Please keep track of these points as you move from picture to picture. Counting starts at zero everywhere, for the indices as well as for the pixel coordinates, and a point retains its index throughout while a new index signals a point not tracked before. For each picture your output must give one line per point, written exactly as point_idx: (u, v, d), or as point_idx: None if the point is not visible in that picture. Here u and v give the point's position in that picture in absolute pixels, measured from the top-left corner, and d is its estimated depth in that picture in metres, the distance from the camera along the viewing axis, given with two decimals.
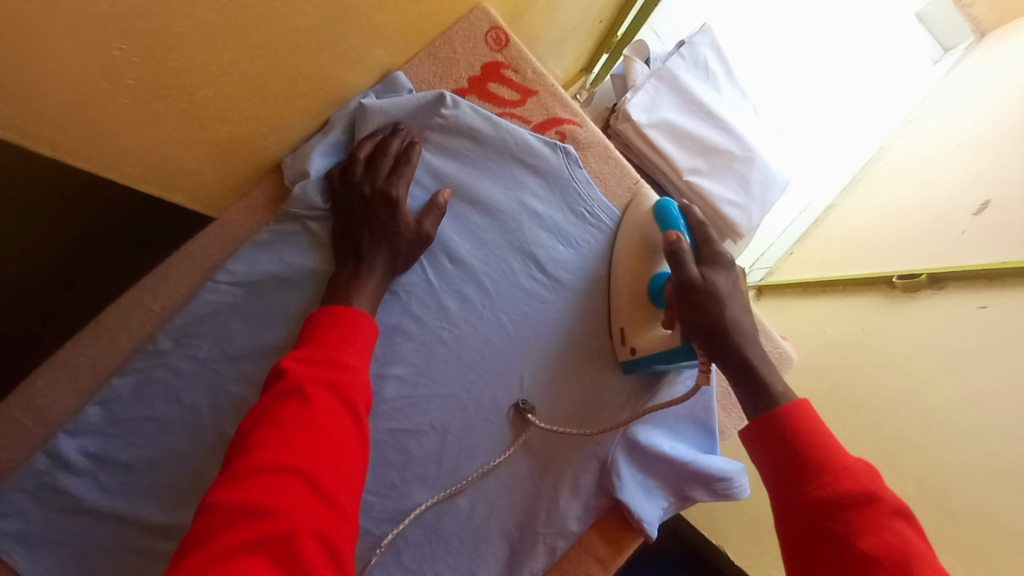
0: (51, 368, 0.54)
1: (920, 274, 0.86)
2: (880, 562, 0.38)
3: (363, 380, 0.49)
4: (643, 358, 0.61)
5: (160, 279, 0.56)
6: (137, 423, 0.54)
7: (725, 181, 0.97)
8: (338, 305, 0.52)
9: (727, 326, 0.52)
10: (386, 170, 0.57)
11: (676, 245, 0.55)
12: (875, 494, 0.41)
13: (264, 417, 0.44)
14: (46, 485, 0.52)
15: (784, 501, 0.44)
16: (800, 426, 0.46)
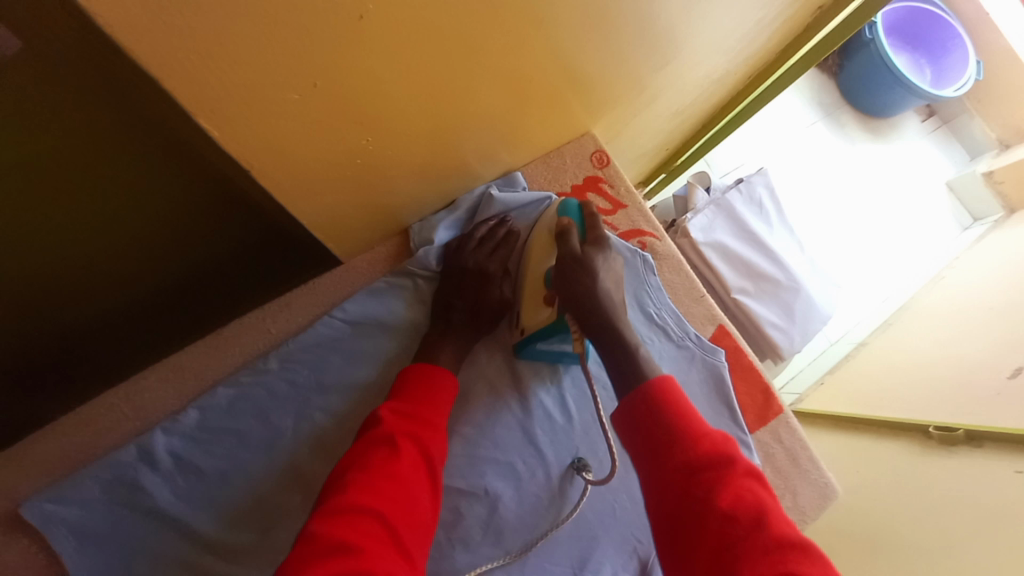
0: (164, 367, 0.59)
1: (957, 428, 0.89)
2: (737, 518, 0.42)
3: (439, 437, 0.53)
4: (530, 337, 0.64)
5: (282, 306, 0.63)
6: (223, 434, 0.57)
7: (770, 306, 1.06)
8: (426, 363, 0.58)
9: (592, 297, 0.57)
10: (485, 250, 0.66)
11: (566, 228, 0.60)
12: (721, 457, 0.46)
13: (357, 459, 0.48)
14: (123, 480, 0.54)
15: (650, 471, 0.48)
16: (660, 402, 0.50)
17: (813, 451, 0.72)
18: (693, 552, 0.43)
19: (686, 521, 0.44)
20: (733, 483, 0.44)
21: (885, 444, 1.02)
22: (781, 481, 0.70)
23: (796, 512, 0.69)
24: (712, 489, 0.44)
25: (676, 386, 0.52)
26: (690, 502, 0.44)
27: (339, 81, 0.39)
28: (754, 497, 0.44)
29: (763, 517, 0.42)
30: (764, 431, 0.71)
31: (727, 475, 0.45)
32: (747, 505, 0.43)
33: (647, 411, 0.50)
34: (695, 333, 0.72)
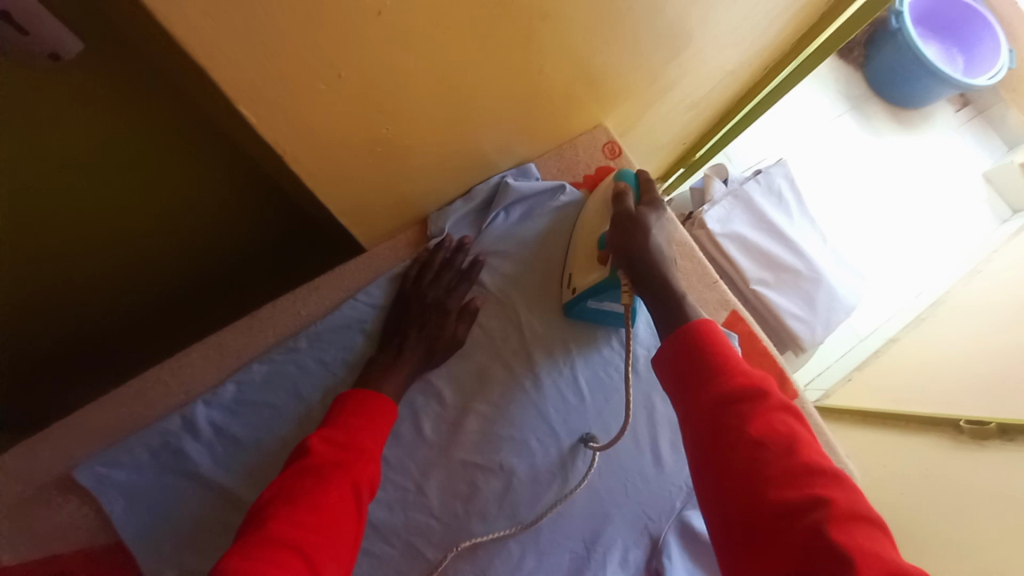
0: (206, 345, 0.63)
1: (990, 422, 0.86)
2: (769, 445, 0.42)
3: (371, 467, 0.52)
4: (580, 295, 0.67)
5: (311, 290, 0.66)
6: (258, 407, 0.62)
7: (790, 297, 1.05)
8: (365, 390, 0.57)
9: (647, 249, 0.58)
10: (445, 283, 0.66)
11: (623, 190, 0.64)
12: (764, 388, 0.45)
13: (282, 491, 0.47)
14: (170, 446, 0.59)
15: (688, 403, 0.47)
16: (702, 338, 0.50)
17: (830, 436, 0.72)
18: (718, 472, 0.43)
19: (716, 442, 0.44)
20: (767, 415, 0.44)
21: (914, 440, 0.99)
22: None
23: None
24: (745, 416, 0.44)
25: (715, 327, 0.52)
26: (723, 426, 0.44)
27: (364, 69, 0.42)
28: (787, 428, 0.43)
29: (795, 446, 0.42)
30: None
31: (761, 406, 0.44)
32: (780, 434, 0.43)
33: (685, 343, 0.50)
34: (706, 318, 0.73)
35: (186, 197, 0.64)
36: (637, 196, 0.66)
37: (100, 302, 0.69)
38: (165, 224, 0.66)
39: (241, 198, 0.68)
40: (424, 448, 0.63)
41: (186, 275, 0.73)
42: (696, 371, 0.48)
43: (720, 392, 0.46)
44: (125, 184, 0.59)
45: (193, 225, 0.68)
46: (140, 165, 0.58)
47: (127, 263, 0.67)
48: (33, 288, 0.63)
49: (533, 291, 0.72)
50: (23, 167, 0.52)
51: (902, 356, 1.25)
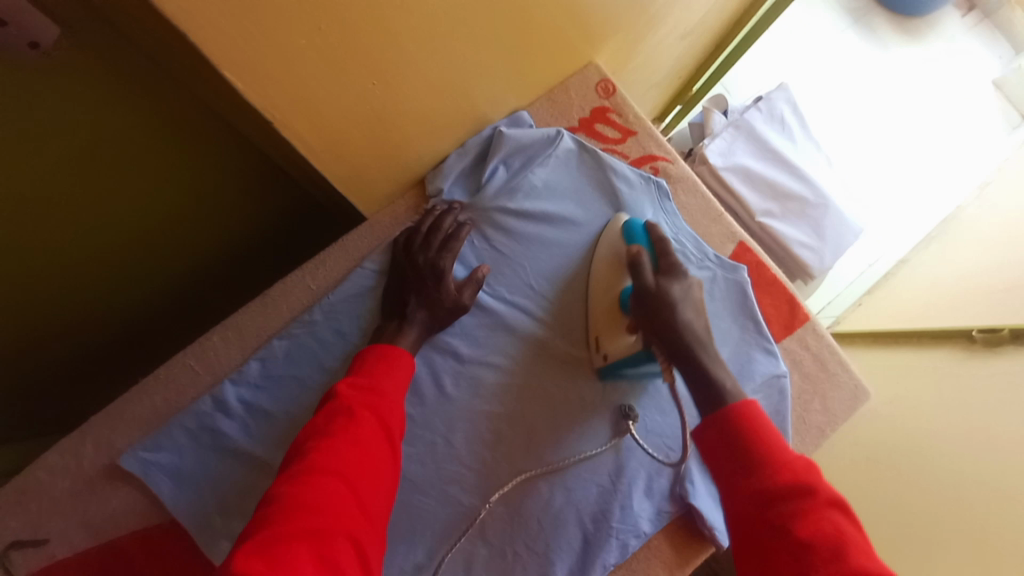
0: (224, 328, 0.65)
1: (1002, 329, 0.88)
2: (815, 547, 0.40)
3: (396, 409, 0.55)
4: (614, 363, 0.65)
5: (318, 264, 0.67)
6: (285, 381, 0.64)
7: (797, 225, 1.03)
8: (382, 345, 0.59)
9: (675, 329, 0.57)
10: (437, 244, 0.65)
11: (636, 257, 0.62)
12: (809, 485, 0.44)
13: (316, 431, 0.50)
14: (206, 425, 0.62)
15: (732, 499, 0.47)
16: (740, 425, 0.50)
17: (841, 355, 0.73)
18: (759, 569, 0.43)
19: (755, 532, 0.44)
20: (813, 513, 0.42)
21: (926, 355, 1.02)
22: (810, 387, 0.71)
23: (826, 414, 0.70)
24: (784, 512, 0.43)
25: (757, 409, 0.51)
26: (764, 524, 0.44)
27: (345, 21, 0.41)
28: (836, 528, 0.41)
29: (845, 548, 0.40)
30: (791, 340, 0.72)
31: (809, 504, 0.43)
32: (829, 533, 0.40)
33: (726, 433, 0.50)
34: (714, 253, 0.72)
35: (183, 178, 0.64)
36: (653, 257, 0.64)
37: (117, 296, 0.70)
38: (170, 214, 0.67)
39: (236, 176, 0.68)
40: (448, 404, 0.66)
41: (195, 263, 0.75)
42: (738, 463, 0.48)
43: (758, 487, 0.46)
44: (120, 170, 0.58)
45: (194, 213, 0.69)
46: (133, 151, 0.57)
47: (135, 253, 0.68)
48: (53, 296, 0.64)
49: (535, 244, 0.70)
50: (22, 174, 0.52)
51: (913, 279, 1.26)
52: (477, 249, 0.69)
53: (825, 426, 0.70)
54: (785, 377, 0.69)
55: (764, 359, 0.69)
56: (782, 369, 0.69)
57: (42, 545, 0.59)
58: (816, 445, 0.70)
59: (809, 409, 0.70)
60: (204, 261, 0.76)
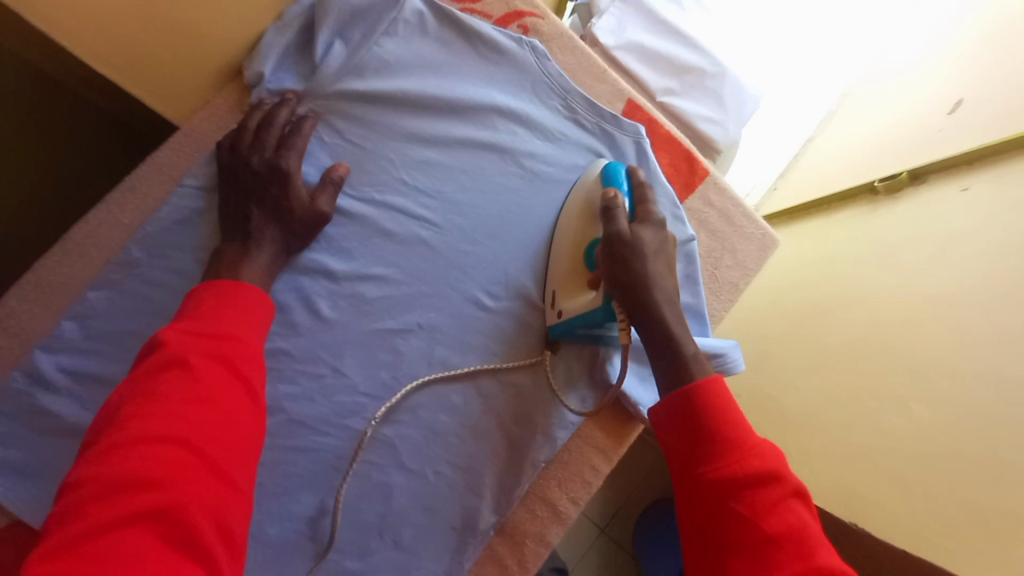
0: (21, 287, 0.52)
1: (901, 173, 0.92)
2: (781, 544, 0.38)
3: (257, 356, 0.45)
4: (566, 323, 0.58)
5: (127, 191, 0.54)
6: (114, 338, 0.52)
7: (698, 100, 0.98)
8: (225, 280, 0.48)
9: (643, 283, 0.50)
10: (274, 142, 0.54)
11: (611, 201, 0.53)
12: (778, 474, 0.41)
13: (141, 390, 0.39)
14: (24, 406, 0.50)
15: (686, 485, 0.43)
16: (707, 413, 0.44)
17: (745, 206, 0.70)
18: (705, 504, 0.42)
19: (710, 488, 0.42)
20: (780, 503, 0.39)
21: (837, 217, 1.03)
22: (719, 244, 0.68)
23: (739, 269, 0.68)
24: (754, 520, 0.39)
25: (722, 384, 0.46)
26: (723, 509, 0.40)
27: None
28: (798, 517, 0.39)
29: (807, 542, 0.38)
30: (693, 199, 0.68)
31: (775, 492, 0.40)
32: (792, 525, 0.38)
33: (692, 408, 0.45)
34: (609, 114, 0.66)
35: None
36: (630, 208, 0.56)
37: None
38: None
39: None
40: (330, 329, 0.57)
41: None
42: (699, 450, 0.44)
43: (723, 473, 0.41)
44: None
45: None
46: None
47: None
48: None
49: (402, 131, 0.60)
50: None
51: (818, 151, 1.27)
52: (329, 146, 0.58)
53: (741, 280, 0.67)
54: (693, 241, 0.64)
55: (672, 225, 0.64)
56: (689, 233, 0.64)
57: None
58: (731, 302, 0.67)
59: (719, 266, 0.67)
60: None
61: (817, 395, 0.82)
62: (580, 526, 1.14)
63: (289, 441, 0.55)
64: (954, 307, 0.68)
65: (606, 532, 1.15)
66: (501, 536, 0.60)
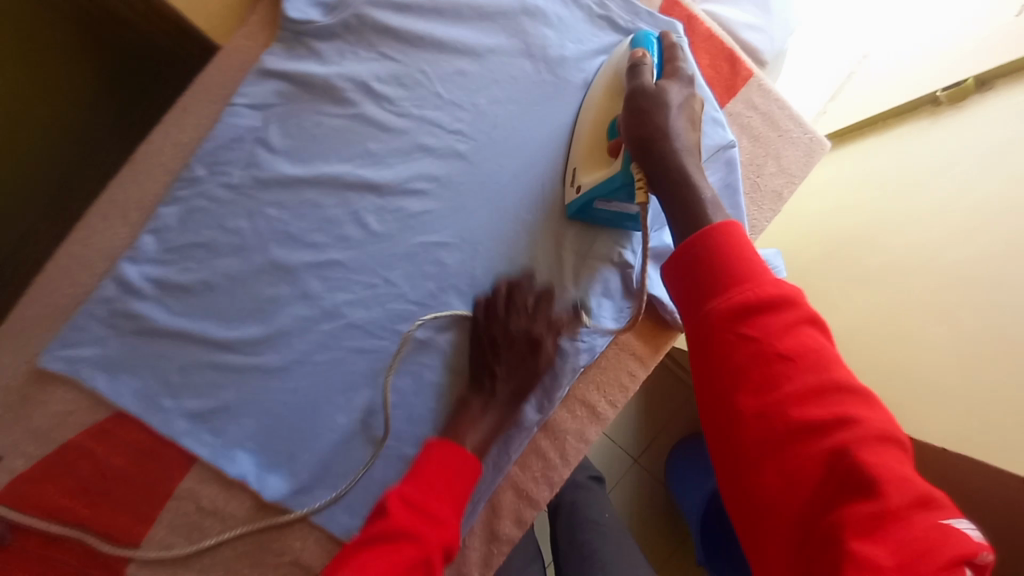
0: (101, 206, 0.57)
1: (967, 79, 0.83)
2: (794, 384, 0.35)
3: (446, 538, 0.50)
4: (586, 195, 0.59)
5: (180, 112, 0.57)
6: (187, 250, 0.57)
7: (741, 5, 0.90)
8: (450, 443, 0.55)
9: (662, 131, 0.48)
10: (526, 310, 0.60)
11: (640, 61, 0.54)
12: (794, 317, 0.37)
13: (362, 547, 0.48)
14: (118, 310, 0.57)
15: (695, 335, 0.40)
16: (718, 259, 0.41)
17: (792, 110, 0.67)
18: (717, 357, 0.38)
19: (725, 343, 0.38)
20: (797, 346, 0.36)
21: (893, 132, 0.95)
22: (762, 149, 0.66)
23: (782, 176, 0.66)
24: (791, 380, 0.35)
25: (741, 229, 0.42)
26: (756, 369, 0.36)
27: None
28: (813, 358, 0.36)
29: (822, 387, 0.35)
30: (735, 103, 0.65)
31: (790, 335, 0.37)
32: (810, 371, 0.35)
33: (701, 254, 0.41)
34: (645, 11, 0.64)
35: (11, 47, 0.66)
36: (658, 71, 0.55)
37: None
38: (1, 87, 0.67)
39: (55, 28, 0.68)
40: (381, 242, 0.60)
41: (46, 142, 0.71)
42: (712, 295, 0.40)
43: (753, 333, 0.37)
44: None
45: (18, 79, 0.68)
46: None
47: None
48: None
49: (436, 42, 0.60)
50: None
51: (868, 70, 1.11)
52: (365, 61, 0.58)
53: (785, 186, 0.65)
54: (734, 147, 0.63)
55: (712, 130, 0.62)
56: (730, 138, 0.63)
57: None
58: (774, 211, 0.66)
59: (761, 174, 0.65)
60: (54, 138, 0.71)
61: (857, 317, 0.80)
62: (615, 457, 1.20)
63: (349, 342, 0.60)
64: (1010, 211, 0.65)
65: (639, 461, 1.21)
66: (544, 432, 0.65)
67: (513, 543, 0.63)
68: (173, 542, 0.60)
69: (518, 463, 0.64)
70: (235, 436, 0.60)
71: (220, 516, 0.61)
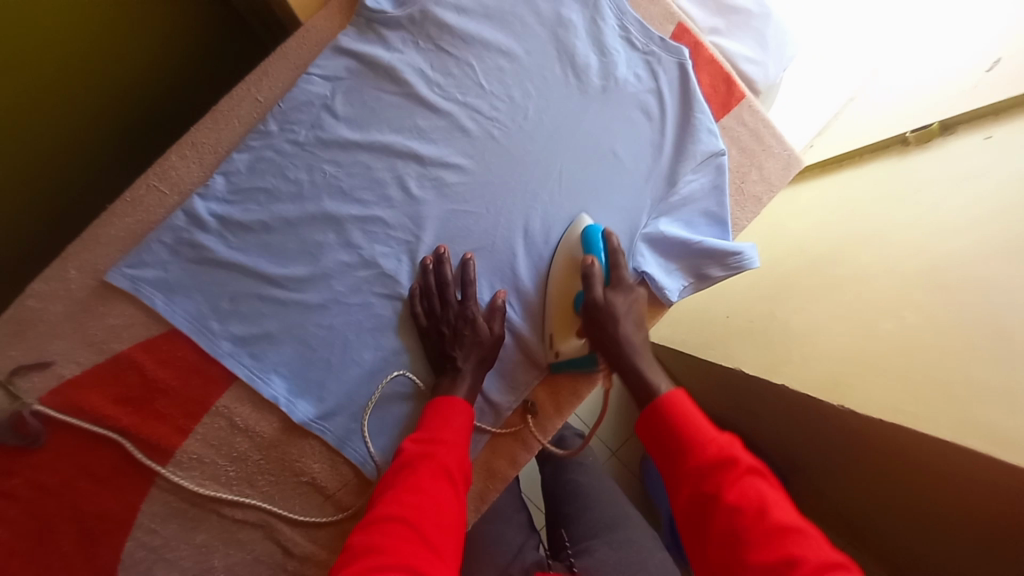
0: (180, 147, 0.66)
1: (934, 124, 0.96)
2: (750, 526, 0.46)
3: (458, 453, 0.59)
4: (562, 361, 0.70)
5: (262, 74, 0.67)
6: (251, 193, 0.66)
7: (743, 40, 1.03)
8: (445, 398, 0.64)
9: (618, 342, 0.63)
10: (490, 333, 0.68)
11: (590, 270, 0.65)
12: (734, 466, 0.49)
13: (386, 489, 0.55)
14: (184, 239, 0.65)
15: (676, 508, 0.52)
16: (678, 437, 0.54)
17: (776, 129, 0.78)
18: (692, 510, 0.50)
19: (697, 503, 0.49)
20: (740, 486, 0.48)
21: (867, 165, 1.07)
22: (748, 160, 0.77)
23: (764, 184, 0.77)
24: (743, 526, 0.46)
25: (682, 400, 0.56)
26: (717, 522, 0.47)
27: None
28: (757, 494, 0.47)
29: (771, 518, 0.45)
30: (728, 118, 0.77)
31: (733, 479, 0.48)
32: (759, 512, 0.46)
33: (669, 442, 0.54)
34: (658, 36, 0.75)
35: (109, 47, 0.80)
36: (606, 271, 0.67)
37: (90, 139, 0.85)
38: (94, 76, 0.81)
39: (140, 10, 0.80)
40: (418, 206, 0.69)
41: (144, 106, 0.88)
42: (678, 463, 0.53)
43: (708, 491, 0.49)
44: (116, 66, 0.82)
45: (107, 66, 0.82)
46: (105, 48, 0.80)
47: (106, 107, 0.85)
48: (69, 154, 0.84)
49: (482, 39, 0.70)
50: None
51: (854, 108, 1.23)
52: (422, 50, 0.69)
53: (765, 194, 0.77)
54: (723, 155, 0.74)
55: (706, 138, 0.74)
56: (720, 147, 0.74)
57: (46, 371, 0.64)
58: (754, 213, 0.77)
59: (745, 180, 0.77)
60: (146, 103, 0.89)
61: (819, 314, 0.89)
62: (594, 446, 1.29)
63: (381, 290, 0.69)
64: (959, 234, 0.77)
65: (618, 455, 1.29)
66: (541, 385, 0.74)
67: (507, 481, 0.72)
68: (205, 455, 0.66)
69: (516, 411, 0.73)
70: (272, 362, 0.67)
71: (250, 434, 0.67)
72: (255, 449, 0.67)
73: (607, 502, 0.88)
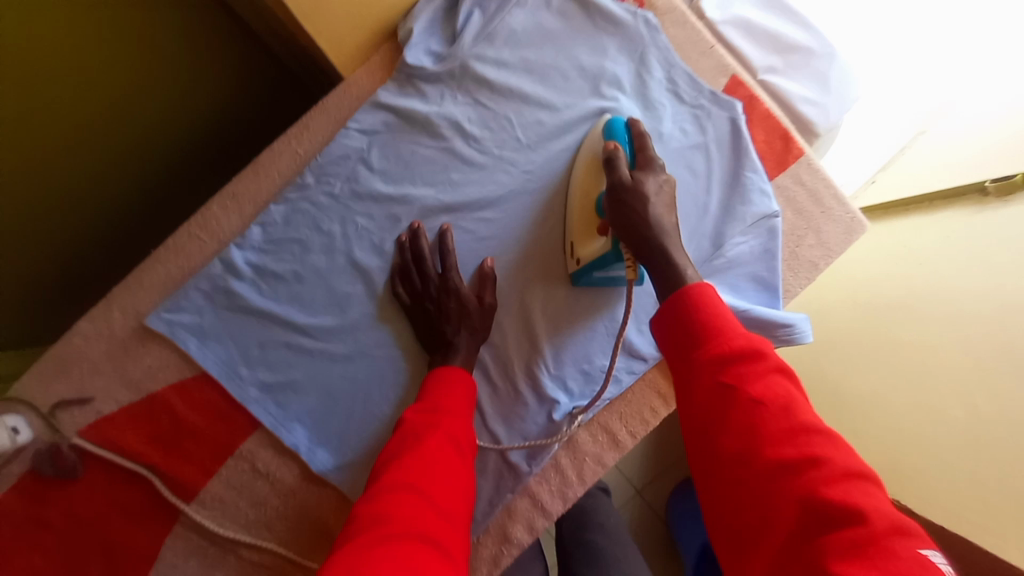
0: (222, 197, 0.68)
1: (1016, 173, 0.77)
2: (771, 423, 0.38)
3: (465, 426, 0.57)
4: (585, 267, 0.65)
5: (302, 127, 0.68)
6: (285, 243, 0.67)
7: (801, 80, 0.96)
8: (448, 367, 0.62)
9: (644, 222, 0.54)
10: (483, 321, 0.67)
11: (612, 151, 0.59)
12: (761, 355, 0.41)
13: (390, 458, 0.52)
14: (219, 286, 0.66)
15: (684, 406, 0.43)
16: (697, 315, 0.45)
17: (838, 189, 0.72)
18: (703, 406, 0.41)
19: (708, 403, 0.41)
20: (765, 378, 0.39)
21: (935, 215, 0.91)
22: (804, 222, 0.71)
23: (821, 248, 0.71)
24: (764, 424, 0.38)
25: (711, 290, 0.47)
26: (732, 417, 0.39)
27: None
28: (784, 389, 0.39)
29: (792, 412, 0.38)
30: (784, 176, 0.71)
31: (756, 369, 0.40)
32: (780, 405, 0.38)
33: (685, 323, 0.45)
34: (708, 90, 0.71)
35: (173, 91, 0.83)
36: (630, 155, 0.61)
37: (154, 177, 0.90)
38: (160, 119, 0.85)
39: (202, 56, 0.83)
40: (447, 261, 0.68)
41: (199, 144, 0.92)
42: (693, 349, 0.44)
43: (728, 380, 0.40)
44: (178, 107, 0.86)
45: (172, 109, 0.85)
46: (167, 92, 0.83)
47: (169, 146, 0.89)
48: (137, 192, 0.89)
49: (522, 93, 0.68)
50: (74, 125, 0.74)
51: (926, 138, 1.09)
52: (460, 104, 0.68)
53: (822, 259, 0.71)
54: (777, 217, 0.69)
55: (758, 199, 0.69)
56: (774, 209, 0.69)
57: (86, 408, 0.67)
58: (808, 279, 0.71)
59: (800, 244, 0.71)
60: (201, 142, 0.93)
61: (879, 383, 0.82)
62: (620, 487, 1.23)
63: (406, 342, 0.68)
64: None
65: (645, 500, 1.23)
66: (565, 451, 0.70)
67: (522, 549, 0.69)
68: (226, 497, 0.67)
69: (537, 476, 0.70)
70: (296, 411, 0.68)
71: (271, 480, 0.68)
72: (275, 495, 0.68)
73: (626, 565, 0.83)
